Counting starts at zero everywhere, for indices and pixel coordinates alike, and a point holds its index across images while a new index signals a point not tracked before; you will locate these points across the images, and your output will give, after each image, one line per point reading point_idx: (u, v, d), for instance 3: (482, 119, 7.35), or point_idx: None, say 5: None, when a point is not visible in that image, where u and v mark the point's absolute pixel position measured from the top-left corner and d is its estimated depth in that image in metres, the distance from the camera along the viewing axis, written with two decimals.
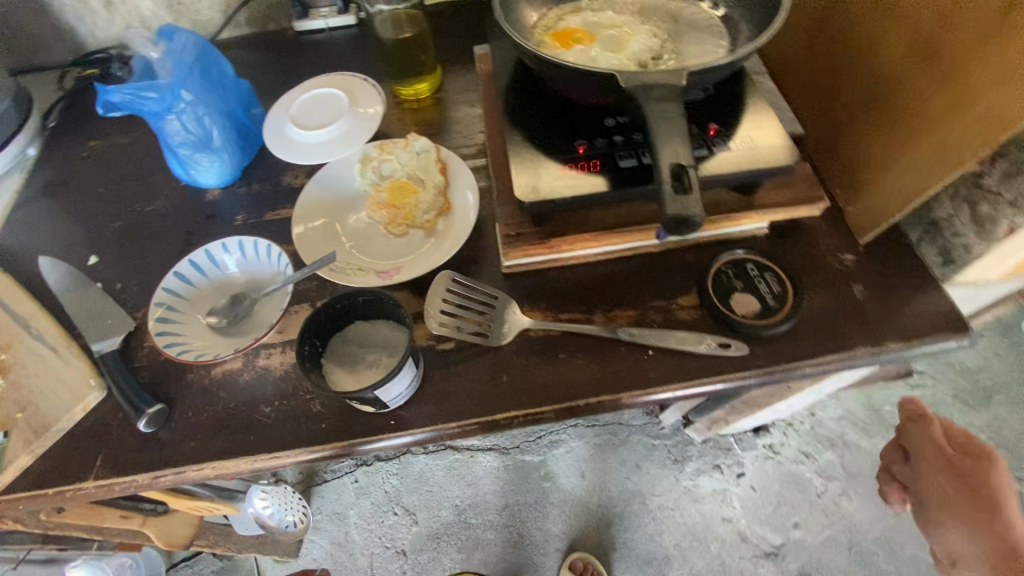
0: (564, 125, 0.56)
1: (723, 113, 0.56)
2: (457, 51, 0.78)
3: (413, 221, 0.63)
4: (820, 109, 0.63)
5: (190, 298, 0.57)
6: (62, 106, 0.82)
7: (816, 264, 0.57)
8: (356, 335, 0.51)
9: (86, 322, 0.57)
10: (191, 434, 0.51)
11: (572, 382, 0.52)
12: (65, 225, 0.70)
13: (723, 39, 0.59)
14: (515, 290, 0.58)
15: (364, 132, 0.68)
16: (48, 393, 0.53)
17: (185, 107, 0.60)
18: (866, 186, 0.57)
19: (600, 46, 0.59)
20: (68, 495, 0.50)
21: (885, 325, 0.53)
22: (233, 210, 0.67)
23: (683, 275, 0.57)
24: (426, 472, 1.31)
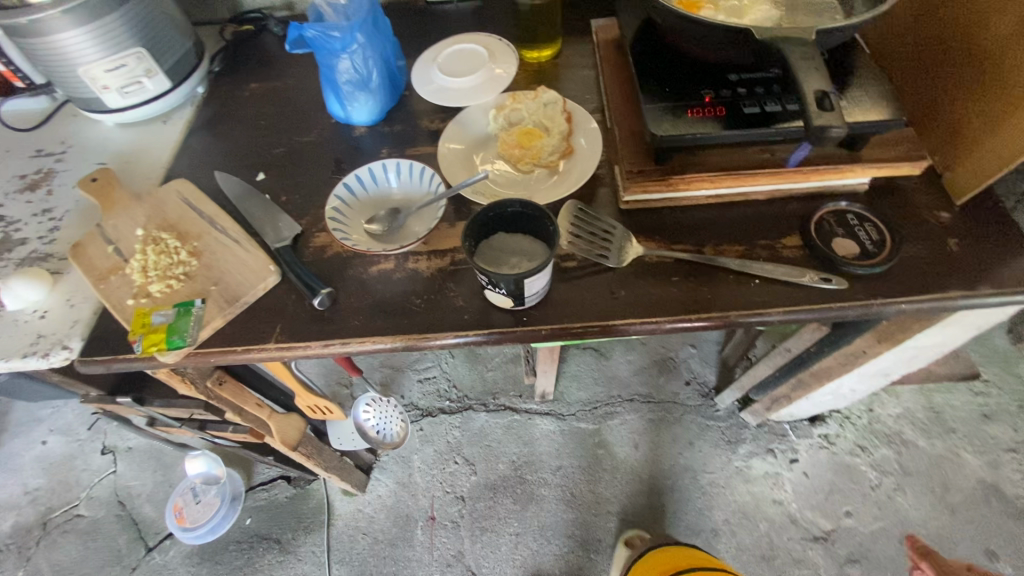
0: (691, 78, 0.63)
1: (835, 78, 0.62)
2: (575, 23, 0.87)
3: (539, 161, 0.71)
4: (921, 81, 0.68)
5: (353, 206, 0.66)
6: (225, 53, 0.94)
7: (914, 219, 0.62)
8: (500, 242, 0.59)
9: (262, 222, 0.68)
10: (354, 315, 0.61)
11: (684, 300, 0.59)
12: (232, 149, 0.81)
13: (838, 13, 0.66)
14: (631, 223, 0.65)
15: (497, 85, 0.77)
16: (235, 273, 0.63)
17: (357, 49, 0.70)
18: (967, 151, 0.62)
19: (724, 14, 0.67)
20: (251, 354, 0.60)
21: (980, 274, 0.58)
22: (379, 145, 0.77)
23: (786, 220, 0.63)
24: (486, 428, 1.39)
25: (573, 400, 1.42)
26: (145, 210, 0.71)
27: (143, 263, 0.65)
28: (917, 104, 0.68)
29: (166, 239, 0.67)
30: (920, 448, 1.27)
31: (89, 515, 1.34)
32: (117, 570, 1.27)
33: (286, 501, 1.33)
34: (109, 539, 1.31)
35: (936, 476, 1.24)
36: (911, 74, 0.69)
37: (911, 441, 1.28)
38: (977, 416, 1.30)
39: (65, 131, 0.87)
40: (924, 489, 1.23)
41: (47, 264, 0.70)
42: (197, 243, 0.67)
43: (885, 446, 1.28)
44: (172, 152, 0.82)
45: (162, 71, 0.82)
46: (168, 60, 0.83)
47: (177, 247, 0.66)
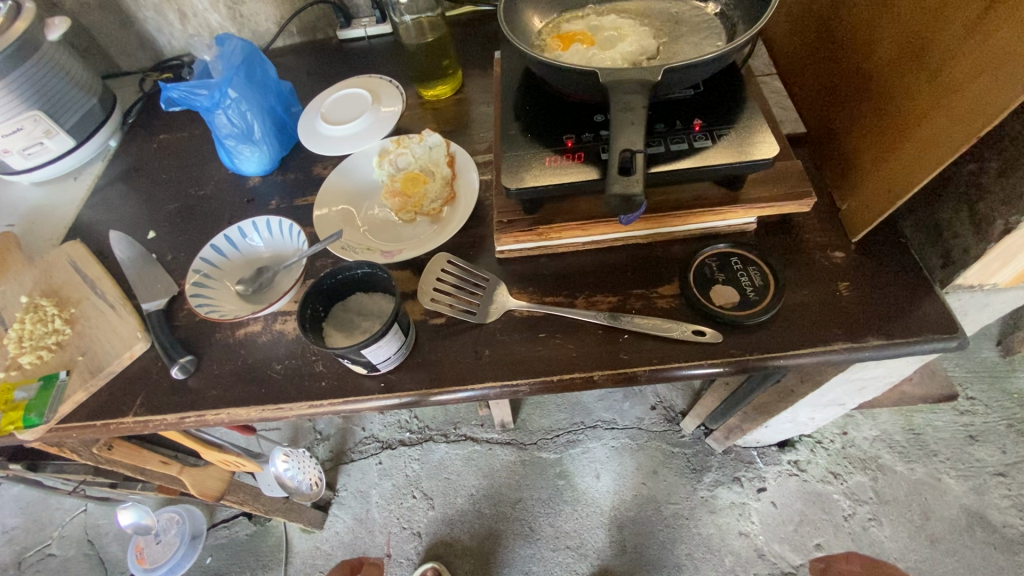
0: (556, 119, 0.60)
1: (709, 110, 0.57)
2: (480, 58, 0.85)
3: (420, 209, 0.68)
4: (822, 106, 0.63)
5: (223, 268, 0.65)
6: (140, 104, 0.93)
7: (802, 260, 0.57)
8: (356, 305, 0.57)
9: (139, 284, 0.66)
10: (214, 384, 0.59)
11: (549, 360, 0.55)
12: (132, 204, 0.80)
13: (721, 39, 0.61)
14: (506, 274, 0.62)
15: (384, 128, 0.75)
16: (105, 342, 0.63)
17: (231, 103, 0.69)
18: (857, 184, 0.57)
19: (598, 47, 0.62)
20: (111, 427, 0.59)
21: (867, 322, 0.53)
22: (270, 195, 0.75)
23: (667, 265, 0.59)
24: (446, 460, 1.37)
25: (535, 428, 1.39)
26: (33, 275, 0.71)
27: (19, 332, 0.64)
28: (819, 130, 0.64)
29: (44, 306, 0.66)
30: (897, 473, 1.19)
31: (59, 554, 1.36)
32: None
33: (246, 538, 1.33)
34: None
35: (916, 504, 1.16)
36: (815, 106, 0.65)
37: (888, 466, 1.20)
38: (962, 437, 1.22)
39: None
40: (902, 519, 1.15)
41: None
42: (75, 309, 0.66)
43: (859, 472, 1.20)
44: (77, 209, 0.82)
45: (63, 130, 0.81)
46: (70, 119, 0.82)
47: (53, 315, 0.65)
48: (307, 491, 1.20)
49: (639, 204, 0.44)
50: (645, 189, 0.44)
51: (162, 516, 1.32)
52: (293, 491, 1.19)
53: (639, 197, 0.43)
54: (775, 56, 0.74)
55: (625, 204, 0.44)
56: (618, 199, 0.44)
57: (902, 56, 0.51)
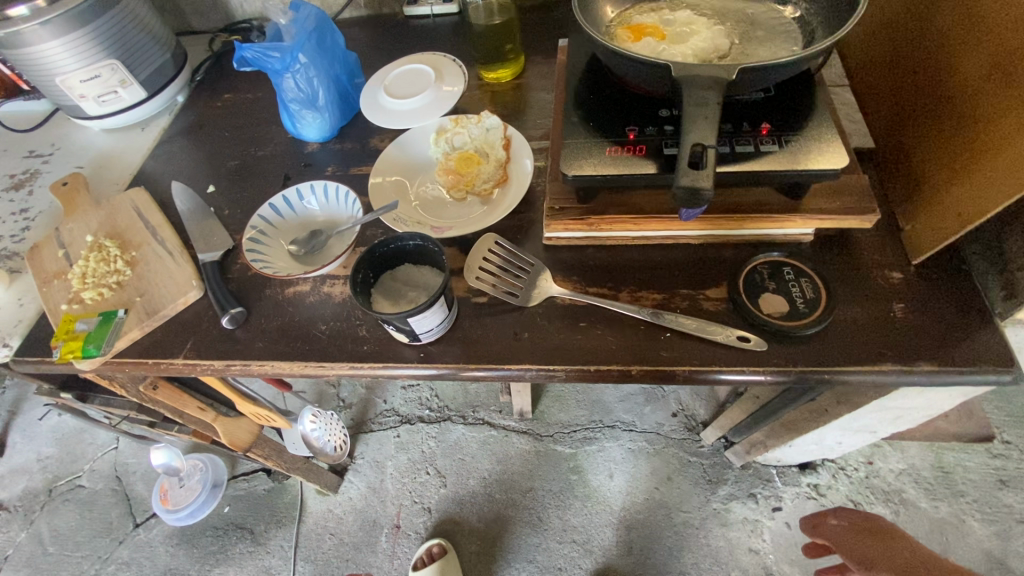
0: (620, 111, 0.59)
1: (778, 115, 0.56)
2: (543, 44, 0.85)
3: (472, 188, 0.69)
4: (895, 123, 0.61)
5: (278, 227, 0.67)
6: (208, 64, 0.96)
7: (858, 277, 0.56)
8: (403, 275, 0.58)
9: (196, 234, 0.69)
10: (261, 337, 0.61)
11: (587, 349, 0.56)
12: (194, 158, 0.83)
13: (798, 44, 0.60)
14: (551, 261, 0.62)
15: (443, 106, 0.75)
16: (162, 286, 0.65)
17: (300, 68, 0.70)
18: (924, 207, 0.56)
19: (668, 41, 0.62)
20: (161, 366, 0.61)
21: (920, 346, 0.51)
22: (326, 162, 0.77)
23: (716, 268, 0.59)
24: (462, 441, 1.39)
25: (552, 420, 1.39)
26: (99, 216, 0.74)
27: (83, 268, 0.67)
28: (889, 148, 0.62)
29: (108, 246, 0.70)
30: (920, 510, 1.16)
31: (89, 487, 1.44)
32: (106, 542, 1.35)
33: (263, 493, 1.37)
34: (103, 511, 1.40)
35: (936, 543, 1.12)
36: (889, 122, 0.62)
37: (911, 501, 1.17)
38: (993, 481, 1.17)
39: (56, 134, 0.93)
40: None
41: (11, 262, 0.75)
42: (136, 253, 0.69)
43: (881, 504, 1.17)
44: (142, 159, 0.85)
45: (136, 81, 0.84)
46: (143, 71, 0.85)
47: (115, 255, 0.68)
48: (331, 452, 1.24)
49: (707, 200, 0.43)
50: (714, 185, 0.42)
51: (189, 461, 1.38)
52: (318, 451, 1.23)
53: (706, 192, 0.42)
54: (849, 68, 0.72)
55: (691, 197, 0.42)
56: (683, 191, 0.42)
57: (992, 75, 0.48)
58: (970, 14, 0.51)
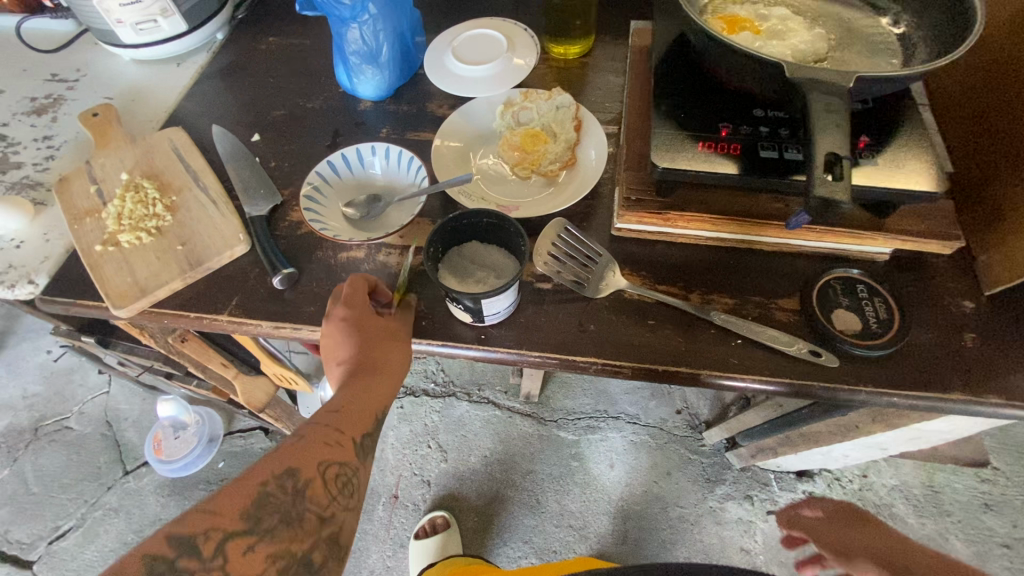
0: (710, 106, 0.57)
1: (873, 128, 0.55)
2: (612, 23, 0.81)
3: (538, 168, 0.66)
4: (978, 145, 0.58)
5: (334, 186, 0.64)
6: (250, 1, 0.90)
7: (931, 302, 0.55)
8: (471, 253, 0.56)
9: (242, 184, 0.66)
10: (312, 301, 0.58)
11: (655, 347, 0.54)
12: (236, 103, 0.78)
13: (897, 57, 0.58)
14: (618, 253, 0.60)
15: (512, 77, 0.72)
16: (206, 237, 0.62)
17: (368, 19, 0.66)
18: (1007, 238, 0.54)
19: (764, 38, 0.59)
20: (204, 321, 0.59)
21: (990, 378, 0.51)
22: (380, 122, 0.73)
23: (788, 278, 0.58)
24: (465, 418, 1.38)
25: (557, 406, 1.39)
26: (135, 154, 0.70)
27: (119, 209, 0.64)
28: (968, 171, 0.59)
29: (146, 188, 0.66)
30: (908, 525, 1.20)
31: (77, 429, 1.40)
32: (94, 486, 1.32)
33: (260, 451, 1.36)
34: (91, 455, 1.36)
35: None
36: (970, 143, 0.60)
37: (900, 516, 1.21)
38: (978, 504, 1.22)
39: (83, 58, 0.87)
40: None
41: (36, 194, 0.71)
42: (176, 198, 0.66)
43: None
44: (178, 96, 0.80)
45: (179, 12, 0.79)
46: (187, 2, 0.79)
47: (154, 199, 0.65)
48: None
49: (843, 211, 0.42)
50: (850, 198, 0.41)
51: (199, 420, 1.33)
52: None
53: (841, 205, 0.41)
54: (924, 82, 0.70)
55: (822, 209, 0.42)
56: (816, 203, 0.42)
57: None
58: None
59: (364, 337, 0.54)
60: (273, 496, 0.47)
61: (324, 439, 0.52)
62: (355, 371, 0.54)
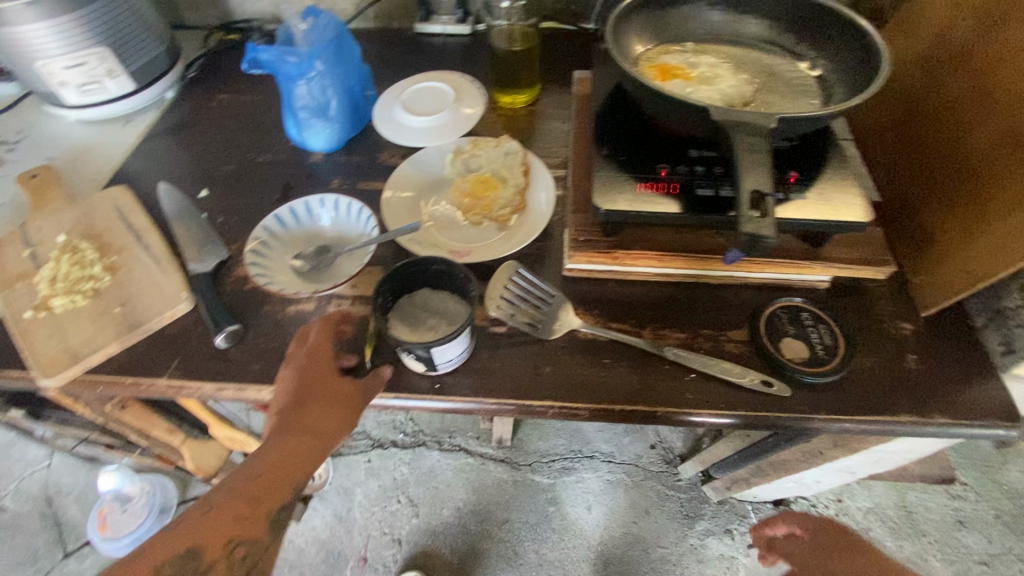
0: (648, 148, 0.59)
1: (801, 164, 0.58)
2: (557, 73, 0.85)
3: (489, 213, 0.67)
4: (901, 177, 0.63)
5: (282, 239, 0.63)
6: (202, 61, 0.91)
7: (872, 326, 0.57)
8: (421, 300, 0.56)
9: (187, 241, 0.64)
10: (258, 358, 0.56)
11: (611, 387, 0.54)
12: (184, 159, 0.77)
13: (816, 97, 0.62)
14: (571, 293, 0.61)
15: (462, 127, 0.74)
16: (147, 297, 0.60)
17: (315, 76, 0.67)
18: (934, 261, 0.58)
19: (694, 84, 0.63)
20: (142, 386, 0.56)
21: (934, 397, 0.53)
22: (331, 173, 0.73)
23: (736, 310, 0.59)
24: (436, 468, 1.33)
25: (530, 449, 1.36)
26: (74, 215, 0.68)
27: (53, 271, 0.62)
28: (894, 201, 0.64)
29: (84, 249, 0.64)
30: (887, 549, 1.19)
31: (12, 509, 1.29)
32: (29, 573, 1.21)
33: None
34: (27, 537, 1.25)
35: None
36: (894, 175, 0.64)
37: (878, 540, 1.20)
38: (951, 521, 1.23)
39: (25, 120, 0.85)
40: None
41: None
42: (116, 257, 0.64)
43: None
44: (124, 155, 0.79)
45: (126, 72, 0.79)
46: (134, 63, 0.79)
47: (92, 259, 0.62)
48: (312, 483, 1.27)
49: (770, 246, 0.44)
50: (776, 232, 0.43)
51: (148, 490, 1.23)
52: None
53: (769, 240, 0.43)
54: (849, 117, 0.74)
55: (752, 244, 0.44)
56: (745, 238, 0.44)
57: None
58: (1002, 70, 0.53)
59: (308, 390, 0.53)
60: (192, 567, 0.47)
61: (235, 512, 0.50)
62: (290, 426, 0.53)
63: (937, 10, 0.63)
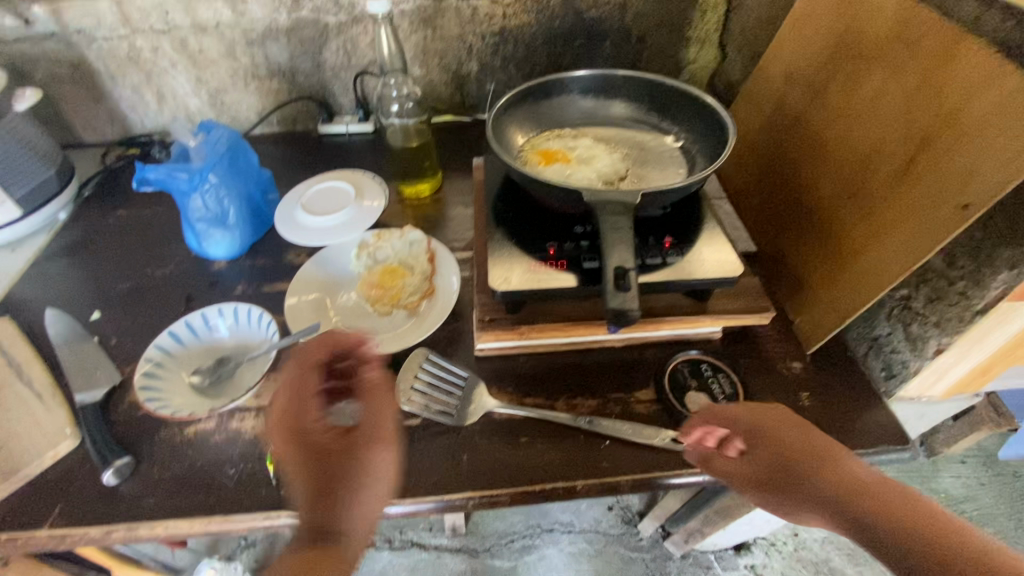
0: (538, 228, 0.63)
1: (677, 230, 0.63)
2: (458, 161, 0.90)
3: (398, 301, 0.67)
4: (768, 228, 0.70)
5: (179, 357, 0.61)
6: (99, 178, 0.89)
7: (766, 369, 0.61)
8: (327, 403, 0.54)
9: (73, 370, 0.60)
10: (153, 491, 0.52)
11: (529, 467, 0.54)
12: (77, 281, 0.74)
13: (682, 166, 0.69)
14: (484, 373, 0.61)
15: (365, 221, 0.76)
16: (25, 438, 0.55)
17: (209, 188, 0.68)
18: (807, 301, 0.63)
19: (574, 166, 0.68)
20: (15, 543, 0.50)
21: (829, 431, 0.56)
22: (236, 280, 0.72)
23: (643, 369, 0.61)
24: (388, 570, 1.24)
25: (487, 531, 1.30)
26: None
27: None
28: (766, 250, 0.70)
29: None
30: None
31: None
32: None
33: None
34: None
35: None
36: (762, 226, 0.71)
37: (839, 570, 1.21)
38: None
39: None
40: None
41: None
42: None
43: None
44: (9, 282, 0.75)
45: (11, 199, 0.76)
46: (21, 188, 0.77)
47: None
48: None
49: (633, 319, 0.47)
50: (638, 306, 0.47)
51: None
52: None
53: (632, 314, 0.47)
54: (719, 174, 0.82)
55: (618, 317, 0.47)
56: (613, 312, 0.47)
57: (862, 172, 0.57)
58: (829, 134, 0.62)
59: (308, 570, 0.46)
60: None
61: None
62: None
63: (769, 87, 0.74)
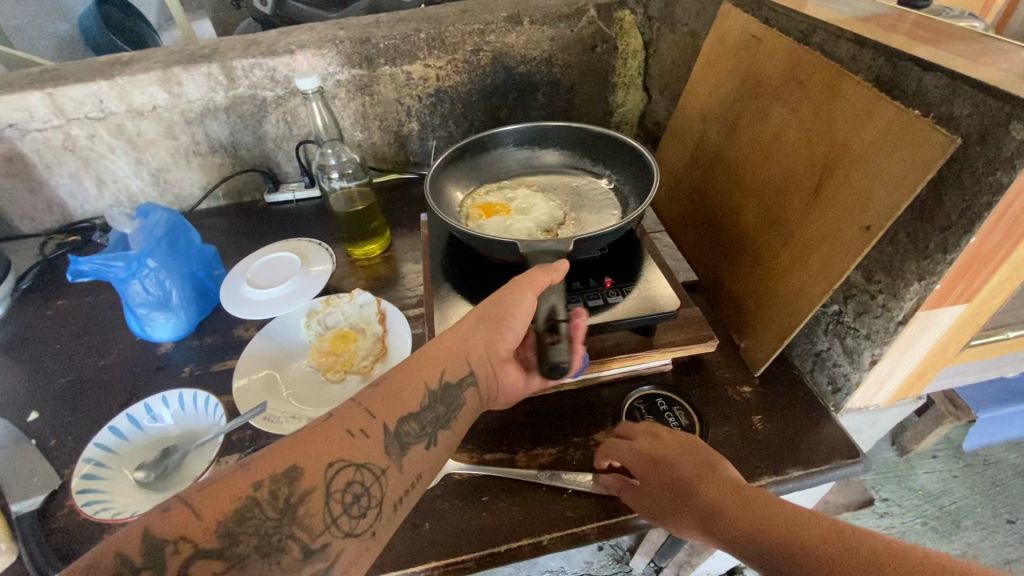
0: (484, 281, 0.64)
1: (617, 269, 0.65)
2: (405, 218, 0.92)
3: (351, 366, 0.67)
4: (705, 258, 0.73)
5: (122, 454, 0.58)
6: (37, 270, 0.87)
7: (718, 397, 0.62)
8: None
9: (8, 480, 0.57)
10: None
11: (493, 526, 0.53)
12: (12, 380, 0.71)
13: (616, 208, 0.71)
14: None
15: (313, 287, 0.75)
16: None
17: (149, 273, 0.67)
18: (749, 326, 0.65)
19: (513, 216, 0.70)
20: None
21: (785, 453, 0.57)
22: (183, 361, 0.70)
23: (600, 410, 0.62)
24: None
25: None
26: None
27: None
28: (706, 279, 0.72)
29: None
30: None
31: None
32: None
33: None
34: None
35: None
36: (700, 256, 0.74)
37: None
38: None
39: None
40: None
41: None
42: None
43: None
44: None
45: None
46: None
47: None
48: None
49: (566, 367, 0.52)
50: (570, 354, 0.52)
51: None
52: None
53: (565, 361, 0.52)
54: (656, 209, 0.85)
55: (553, 366, 0.52)
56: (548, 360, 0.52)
57: (779, 200, 0.60)
58: (746, 167, 0.66)
59: None
60: (250, 520, 0.39)
61: (338, 433, 0.45)
62: None
63: (690, 125, 0.78)
